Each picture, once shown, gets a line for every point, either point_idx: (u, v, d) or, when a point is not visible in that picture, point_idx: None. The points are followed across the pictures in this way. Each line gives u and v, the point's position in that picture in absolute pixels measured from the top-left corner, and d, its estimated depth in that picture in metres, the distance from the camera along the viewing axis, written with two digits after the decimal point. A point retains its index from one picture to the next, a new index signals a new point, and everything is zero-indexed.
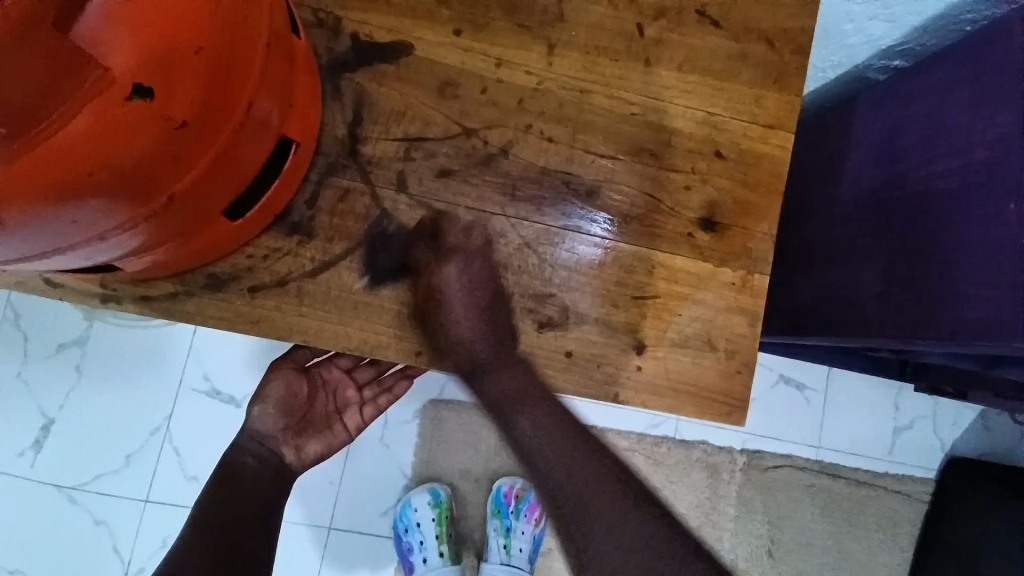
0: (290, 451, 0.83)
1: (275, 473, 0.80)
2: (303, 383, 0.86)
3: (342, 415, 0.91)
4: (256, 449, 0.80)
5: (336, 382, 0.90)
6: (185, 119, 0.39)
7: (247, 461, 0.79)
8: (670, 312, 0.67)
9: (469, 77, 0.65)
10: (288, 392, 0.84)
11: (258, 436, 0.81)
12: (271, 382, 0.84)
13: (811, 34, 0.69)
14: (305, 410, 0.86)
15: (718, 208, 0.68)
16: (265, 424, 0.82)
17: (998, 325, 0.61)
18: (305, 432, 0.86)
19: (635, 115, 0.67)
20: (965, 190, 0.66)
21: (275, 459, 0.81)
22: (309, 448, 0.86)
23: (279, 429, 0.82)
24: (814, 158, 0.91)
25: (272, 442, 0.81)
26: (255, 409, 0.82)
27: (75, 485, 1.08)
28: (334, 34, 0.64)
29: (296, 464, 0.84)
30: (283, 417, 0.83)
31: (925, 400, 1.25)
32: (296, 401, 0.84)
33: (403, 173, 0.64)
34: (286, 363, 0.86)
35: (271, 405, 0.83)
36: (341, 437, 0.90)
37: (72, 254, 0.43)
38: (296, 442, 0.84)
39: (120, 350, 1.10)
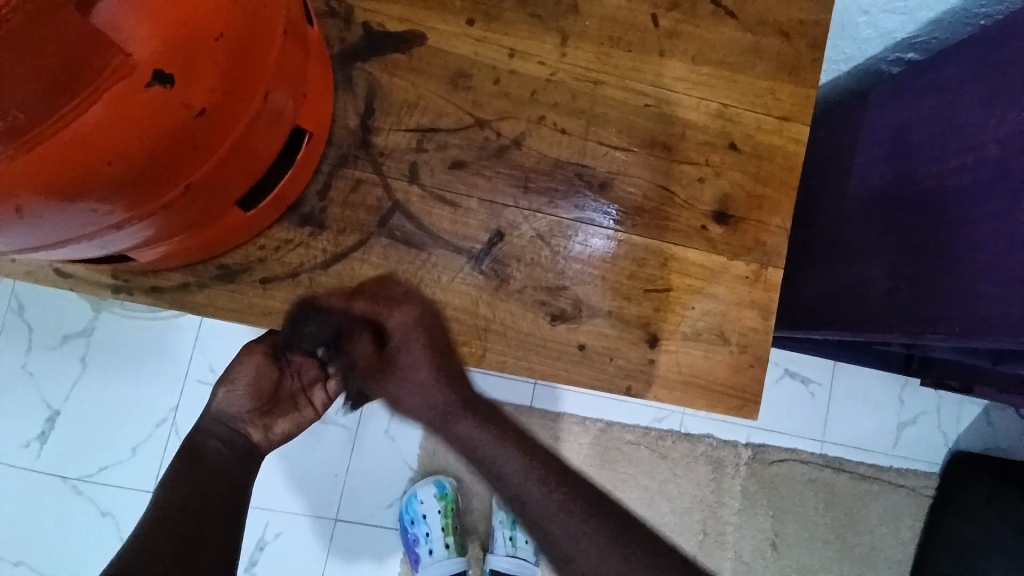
0: (257, 432, 0.73)
1: (243, 454, 0.71)
2: (271, 367, 0.73)
3: (311, 391, 0.78)
4: (220, 431, 0.70)
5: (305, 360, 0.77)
6: (202, 106, 0.39)
7: (213, 446, 0.69)
8: (681, 306, 0.66)
9: (482, 68, 0.65)
10: (258, 374, 0.72)
11: (223, 416, 0.71)
12: (241, 362, 0.73)
13: (827, 26, 0.68)
14: (273, 391, 0.73)
15: (731, 201, 0.67)
16: (231, 407, 0.71)
17: (1007, 321, 0.59)
18: (275, 412, 0.75)
19: (647, 106, 0.67)
20: (977, 184, 0.65)
21: (241, 440, 0.71)
22: (277, 428, 0.75)
23: (244, 411, 0.72)
24: (826, 151, 0.91)
25: (236, 423, 0.72)
26: (222, 390, 0.72)
27: (80, 476, 1.08)
28: (346, 24, 0.63)
29: (264, 446, 0.74)
30: (250, 396, 0.72)
31: (930, 395, 1.25)
32: (266, 384, 0.73)
33: (415, 164, 0.64)
34: (257, 341, 0.74)
35: (239, 385, 0.72)
36: (310, 415, 0.79)
37: (85, 242, 0.42)
38: (265, 422, 0.74)
39: (126, 341, 1.10)
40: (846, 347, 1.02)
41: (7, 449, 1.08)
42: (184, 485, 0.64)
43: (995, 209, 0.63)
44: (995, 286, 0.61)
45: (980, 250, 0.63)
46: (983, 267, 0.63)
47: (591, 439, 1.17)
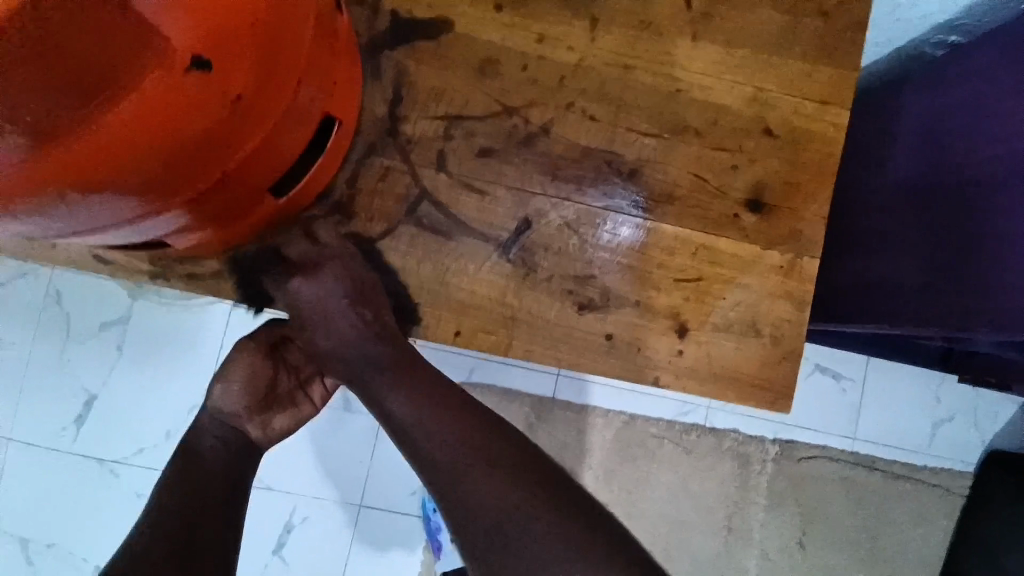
0: (256, 429, 0.74)
1: (240, 451, 0.71)
2: (268, 362, 0.74)
3: (309, 387, 0.80)
4: (217, 430, 0.70)
5: (303, 356, 0.78)
6: (240, 94, 0.39)
7: (210, 445, 0.69)
8: (713, 296, 0.65)
9: (509, 54, 0.64)
10: (252, 372, 0.73)
11: (219, 414, 0.71)
12: (233, 359, 0.73)
13: (869, 6, 0.66)
14: (270, 387, 0.75)
15: (765, 189, 0.66)
16: (227, 403, 0.72)
17: None
18: (271, 410, 0.76)
19: (679, 92, 0.65)
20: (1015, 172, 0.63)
21: (238, 436, 0.72)
22: (276, 424, 0.76)
23: (241, 408, 0.72)
24: (865, 138, 0.87)
25: (234, 420, 0.72)
26: (216, 388, 0.71)
27: (116, 459, 1.13)
28: (375, 12, 0.63)
29: (263, 442, 0.75)
30: (247, 394, 0.72)
31: (966, 391, 1.21)
32: (262, 380, 0.74)
33: (443, 152, 0.63)
34: (249, 341, 0.75)
35: (234, 382, 0.72)
36: (309, 410, 0.79)
37: (123, 230, 0.43)
38: (262, 421, 0.75)
39: (160, 330, 1.13)
40: (881, 339, 0.98)
41: (47, 433, 1.12)
42: (182, 481, 0.64)
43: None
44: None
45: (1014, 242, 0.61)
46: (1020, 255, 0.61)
47: (614, 432, 1.16)
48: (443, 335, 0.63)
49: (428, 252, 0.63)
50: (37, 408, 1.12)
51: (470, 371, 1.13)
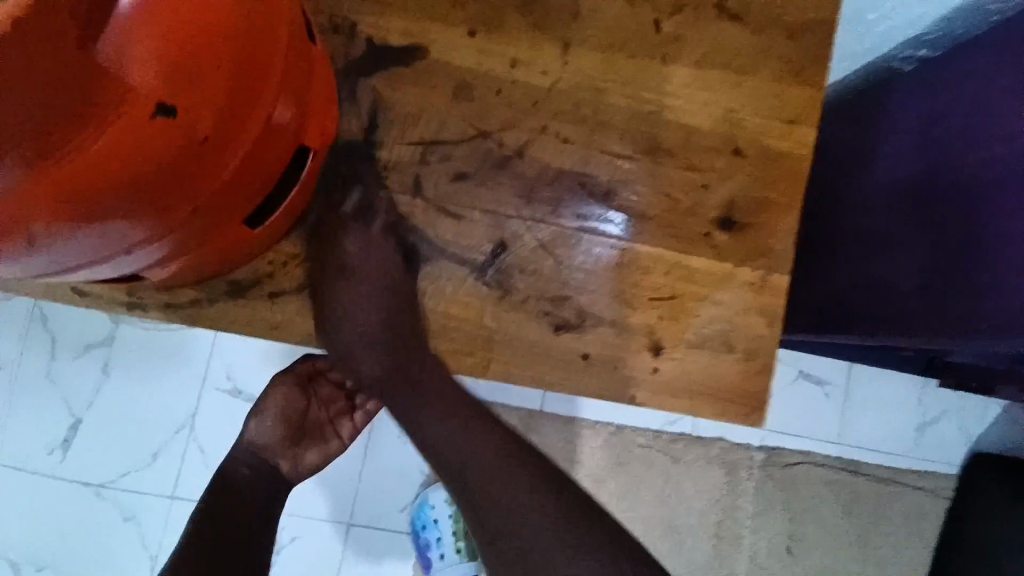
0: (287, 461, 0.85)
1: (270, 477, 0.81)
2: (300, 398, 0.85)
3: (336, 423, 0.90)
4: (249, 460, 0.80)
5: (330, 394, 0.88)
6: (207, 133, 0.40)
7: (240, 472, 0.79)
8: (688, 313, 0.66)
9: (483, 79, 0.65)
10: (285, 407, 0.83)
11: (253, 446, 0.82)
12: (270, 395, 0.83)
13: (833, 27, 0.67)
14: (302, 421, 0.85)
15: (737, 207, 0.67)
16: (264, 435, 0.82)
17: None
18: (301, 443, 0.86)
19: (651, 113, 0.67)
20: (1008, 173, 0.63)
21: (269, 466, 0.82)
22: (306, 458, 0.87)
23: (275, 440, 0.83)
24: (838, 151, 0.89)
25: (267, 452, 0.82)
26: (253, 422, 0.82)
27: (103, 481, 1.12)
28: (350, 39, 0.64)
29: (292, 474, 0.85)
30: (280, 426, 0.83)
31: (951, 395, 1.23)
32: (294, 413, 0.84)
33: (419, 177, 0.64)
34: (286, 375, 0.85)
35: (269, 416, 0.83)
36: (336, 445, 0.89)
37: (101, 267, 0.44)
38: (294, 454, 0.85)
39: (144, 349, 1.13)
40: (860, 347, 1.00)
41: (33, 455, 1.11)
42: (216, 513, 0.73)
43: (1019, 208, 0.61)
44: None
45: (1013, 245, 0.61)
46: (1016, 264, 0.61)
47: (603, 442, 1.17)
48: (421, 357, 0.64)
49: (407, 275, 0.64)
50: (22, 433, 1.11)
51: None
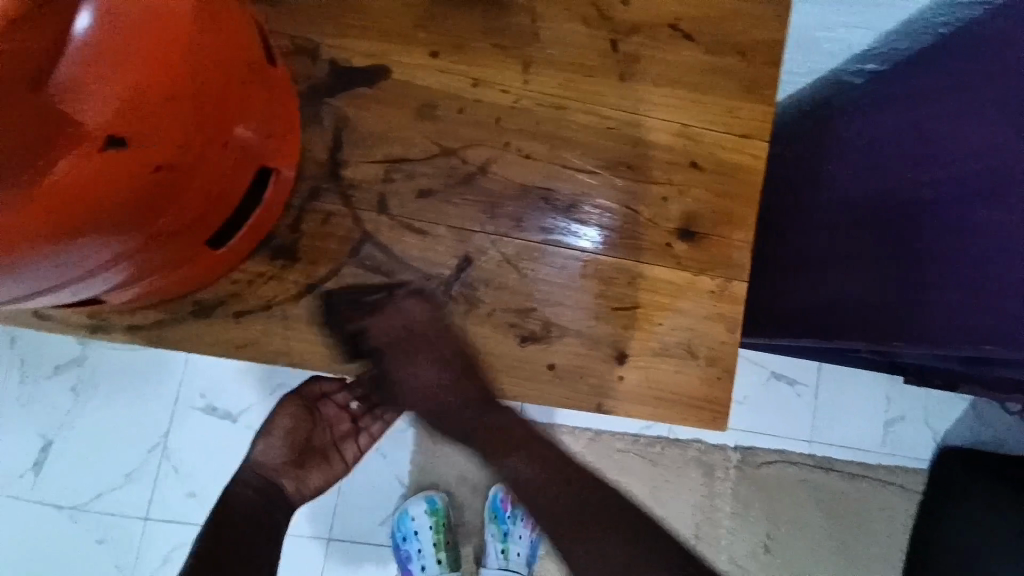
0: (291, 482, 0.85)
1: (268, 500, 0.81)
2: (307, 419, 0.86)
3: (339, 445, 0.89)
4: (252, 482, 0.81)
5: (336, 416, 0.88)
6: (160, 162, 0.40)
7: (245, 494, 0.80)
8: (651, 322, 0.68)
9: (447, 98, 0.66)
10: (293, 428, 0.85)
11: (258, 468, 0.83)
12: (278, 416, 0.86)
13: (782, 45, 0.70)
14: (307, 444, 0.86)
15: (696, 218, 0.69)
16: (269, 457, 0.84)
17: (977, 328, 0.58)
18: (306, 464, 0.87)
19: (611, 129, 0.69)
20: (963, 187, 0.63)
21: (273, 489, 0.83)
22: (310, 479, 0.87)
23: (281, 462, 0.84)
24: (795, 161, 0.92)
25: (272, 475, 0.83)
26: (259, 442, 0.84)
27: (76, 504, 1.10)
28: (313, 61, 0.65)
29: (296, 496, 0.86)
30: (286, 448, 0.84)
31: (917, 393, 1.27)
32: (301, 434, 0.85)
33: (384, 195, 0.65)
34: (296, 395, 0.86)
35: (276, 436, 0.85)
36: (339, 468, 0.90)
37: (52, 294, 0.43)
38: (298, 474, 0.86)
39: (116, 369, 1.11)
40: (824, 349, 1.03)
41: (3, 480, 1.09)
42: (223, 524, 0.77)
43: (959, 222, 0.62)
44: (949, 300, 0.61)
45: (949, 258, 0.62)
46: (947, 277, 0.62)
47: (582, 449, 1.18)
48: None
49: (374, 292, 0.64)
50: None
51: None
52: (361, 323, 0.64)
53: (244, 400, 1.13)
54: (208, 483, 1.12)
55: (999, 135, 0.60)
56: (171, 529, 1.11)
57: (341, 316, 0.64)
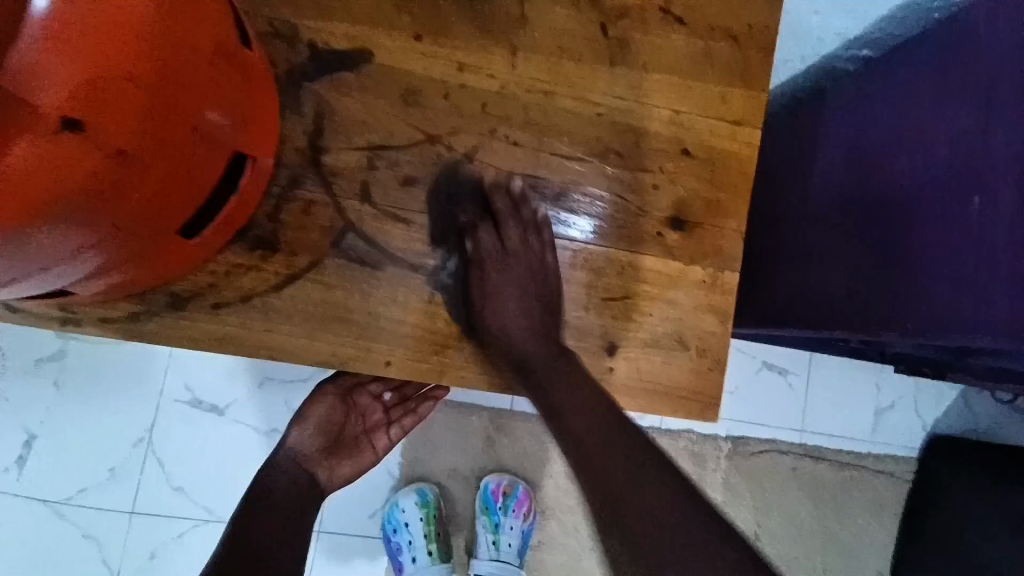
0: (324, 471, 0.87)
1: (307, 489, 0.81)
2: (340, 409, 0.89)
3: (372, 435, 0.94)
4: (294, 470, 0.81)
5: (369, 405, 0.93)
6: (122, 147, 0.39)
7: (280, 479, 0.79)
8: (641, 313, 0.67)
9: (431, 83, 0.64)
10: (326, 417, 0.88)
11: (296, 454, 0.84)
12: (314, 404, 0.88)
13: (775, 30, 0.69)
14: (339, 432, 0.89)
15: (686, 207, 0.68)
16: (304, 445, 0.85)
17: (961, 316, 0.59)
18: (337, 455, 0.89)
19: (601, 116, 0.67)
20: (962, 180, 0.61)
21: (310, 479, 0.83)
22: (341, 468, 0.89)
23: (314, 450, 0.86)
24: (786, 149, 0.91)
25: (308, 463, 0.85)
26: (294, 430, 0.86)
27: (62, 498, 1.08)
28: (291, 44, 0.62)
29: (327, 484, 0.87)
30: (319, 436, 0.87)
31: (907, 382, 1.27)
32: (333, 424, 0.88)
33: (367, 183, 0.63)
34: (330, 387, 0.90)
35: (309, 426, 0.86)
36: (370, 457, 0.93)
37: (15, 287, 0.42)
38: (330, 463, 0.88)
39: (100, 362, 1.09)
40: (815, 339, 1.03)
41: None
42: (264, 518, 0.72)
43: (957, 217, 0.61)
44: (937, 297, 0.61)
45: (936, 246, 0.62)
46: (937, 270, 0.62)
47: None
48: (373, 365, 0.63)
49: (357, 284, 0.62)
50: None
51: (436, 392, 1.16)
52: (344, 314, 0.62)
53: (231, 394, 1.12)
54: (195, 477, 1.10)
55: (999, 126, 0.59)
56: (159, 523, 1.09)
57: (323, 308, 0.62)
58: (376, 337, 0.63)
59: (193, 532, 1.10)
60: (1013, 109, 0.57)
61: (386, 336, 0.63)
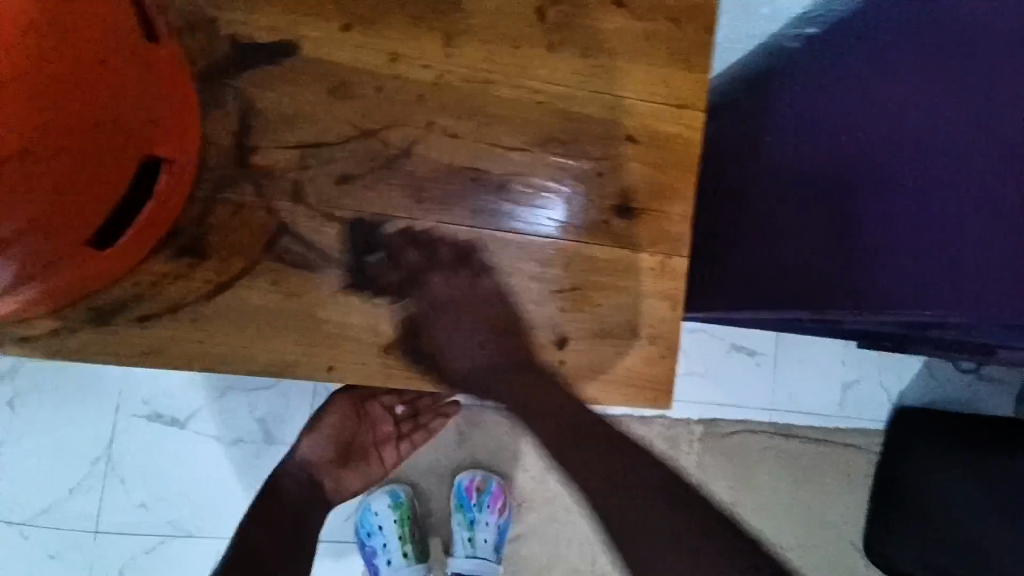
0: (331, 480, 1.00)
1: (310, 494, 0.96)
2: (352, 422, 1.01)
3: (382, 448, 1.06)
4: (296, 472, 0.96)
5: (380, 417, 1.05)
6: (21, 147, 0.37)
7: (289, 486, 0.95)
8: (591, 303, 0.66)
9: (363, 75, 0.62)
10: (337, 429, 1.00)
11: (305, 463, 0.97)
12: (328, 415, 1.01)
13: (714, 10, 0.68)
14: (349, 443, 1.01)
15: (633, 193, 0.67)
16: (311, 454, 0.97)
17: (909, 291, 0.59)
18: (345, 466, 1.01)
19: (541, 103, 0.65)
20: (949, 166, 0.57)
21: (315, 483, 0.97)
22: (347, 480, 1.02)
23: (324, 461, 0.99)
24: (735, 131, 0.91)
25: (315, 470, 0.98)
26: (308, 441, 0.98)
27: (23, 520, 1.04)
28: (210, 38, 0.59)
29: (332, 492, 1.00)
30: (331, 446, 1.00)
31: (872, 356, 1.29)
32: (344, 436, 1.01)
33: (300, 182, 0.61)
34: (343, 396, 1.02)
35: (322, 433, 1.00)
36: (377, 470, 1.05)
37: None
38: (337, 474, 1.00)
39: (53, 380, 1.05)
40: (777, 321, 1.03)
41: None
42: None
43: (916, 204, 0.60)
44: (901, 285, 0.60)
45: (879, 221, 0.63)
46: (885, 245, 0.62)
47: None
48: (316, 370, 0.61)
49: (294, 288, 0.60)
50: None
51: None
52: (283, 322, 0.60)
53: (191, 406, 1.09)
54: (158, 492, 1.07)
55: (993, 118, 0.55)
56: (124, 541, 1.06)
57: (260, 314, 0.60)
58: (316, 342, 0.61)
59: (160, 548, 1.07)
60: (977, 101, 0.56)
61: (327, 341, 0.61)
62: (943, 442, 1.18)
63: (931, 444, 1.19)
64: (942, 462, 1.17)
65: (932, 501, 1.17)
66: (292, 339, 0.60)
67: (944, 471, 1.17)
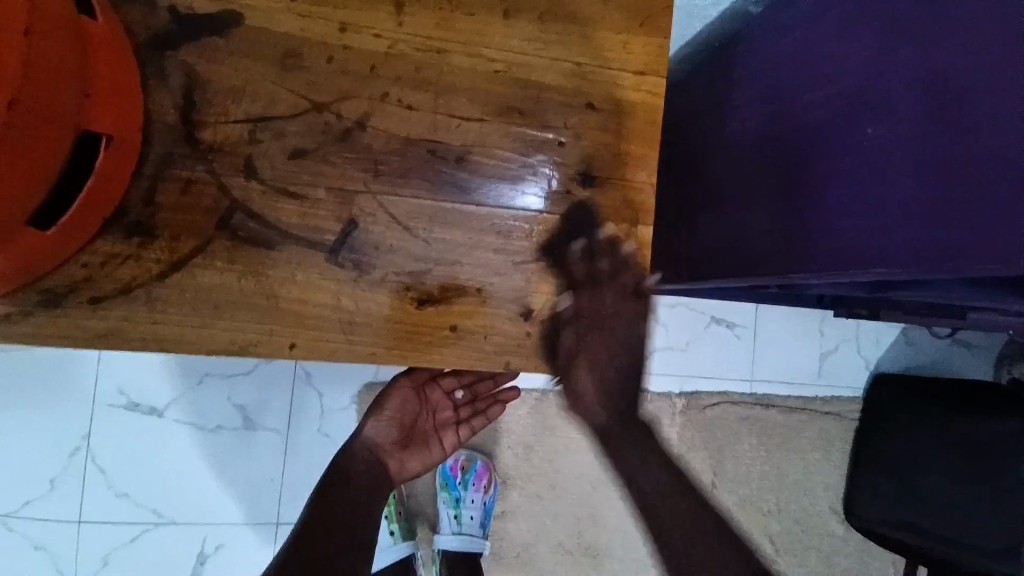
0: (394, 463, 0.94)
1: (375, 478, 0.91)
2: (415, 403, 0.95)
3: (441, 432, 0.97)
4: (365, 457, 0.92)
5: (439, 401, 0.97)
6: None
7: (358, 467, 0.92)
8: (554, 275, 0.66)
9: (313, 45, 0.60)
10: (401, 409, 0.94)
11: (369, 443, 0.93)
12: (390, 397, 0.95)
13: None
14: (412, 425, 0.95)
15: (595, 162, 0.66)
16: (378, 435, 0.93)
17: (854, 254, 0.60)
18: (408, 448, 0.95)
19: (499, 72, 0.64)
20: (941, 167, 0.53)
21: (379, 466, 0.92)
22: (410, 463, 0.95)
23: (388, 442, 0.94)
24: (701, 100, 0.90)
25: (380, 451, 0.93)
26: (373, 421, 0.94)
27: (4, 513, 1.03)
28: (151, 9, 0.57)
29: (396, 475, 0.94)
30: (393, 428, 0.94)
31: (850, 324, 1.31)
32: (406, 418, 0.95)
33: (252, 158, 0.59)
34: (406, 379, 0.96)
35: (384, 417, 0.94)
36: (438, 454, 0.96)
37: None
38: (400, 457, 0.94)
39: (24, 371, 1.03)
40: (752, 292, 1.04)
41: None
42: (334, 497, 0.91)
43: (868, 166, 0.60)
44: (847, 250, 0.61)
45: (834, 183, 0.63)
46: (840, 207, 0.62)
47: (529, 410, 1.18)
48: (278, 349, 0.60)
49: (249, 266, 0.59)
50: None
51: (375, 372, 1.13)
52: (239, 299, 0.59)
53: (168, 394, 1.08)
54: (142, 480, 1.06)
55: (946, 70, 0.53)
56: (109, 530, 1.06)
57: (217, 293, 0.59)
58: (277, 320, 0.60)
59: (146, 535, 1.06)
60: (931, 51, 0.55)
61: (287, 319, 0.60)
62: (919, 413, 1.17)
63: (905, 416, 1.19)
64: (917, 430, 1.17)
65: (904, 465, 1.17)
66: (250, 318, 0.60)
67: (921, 437, 1.16)
